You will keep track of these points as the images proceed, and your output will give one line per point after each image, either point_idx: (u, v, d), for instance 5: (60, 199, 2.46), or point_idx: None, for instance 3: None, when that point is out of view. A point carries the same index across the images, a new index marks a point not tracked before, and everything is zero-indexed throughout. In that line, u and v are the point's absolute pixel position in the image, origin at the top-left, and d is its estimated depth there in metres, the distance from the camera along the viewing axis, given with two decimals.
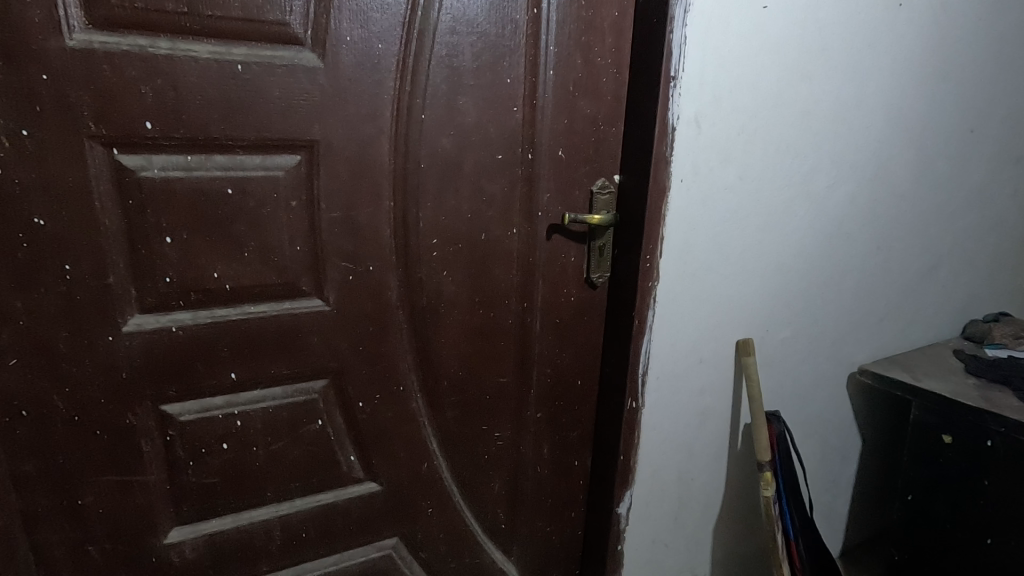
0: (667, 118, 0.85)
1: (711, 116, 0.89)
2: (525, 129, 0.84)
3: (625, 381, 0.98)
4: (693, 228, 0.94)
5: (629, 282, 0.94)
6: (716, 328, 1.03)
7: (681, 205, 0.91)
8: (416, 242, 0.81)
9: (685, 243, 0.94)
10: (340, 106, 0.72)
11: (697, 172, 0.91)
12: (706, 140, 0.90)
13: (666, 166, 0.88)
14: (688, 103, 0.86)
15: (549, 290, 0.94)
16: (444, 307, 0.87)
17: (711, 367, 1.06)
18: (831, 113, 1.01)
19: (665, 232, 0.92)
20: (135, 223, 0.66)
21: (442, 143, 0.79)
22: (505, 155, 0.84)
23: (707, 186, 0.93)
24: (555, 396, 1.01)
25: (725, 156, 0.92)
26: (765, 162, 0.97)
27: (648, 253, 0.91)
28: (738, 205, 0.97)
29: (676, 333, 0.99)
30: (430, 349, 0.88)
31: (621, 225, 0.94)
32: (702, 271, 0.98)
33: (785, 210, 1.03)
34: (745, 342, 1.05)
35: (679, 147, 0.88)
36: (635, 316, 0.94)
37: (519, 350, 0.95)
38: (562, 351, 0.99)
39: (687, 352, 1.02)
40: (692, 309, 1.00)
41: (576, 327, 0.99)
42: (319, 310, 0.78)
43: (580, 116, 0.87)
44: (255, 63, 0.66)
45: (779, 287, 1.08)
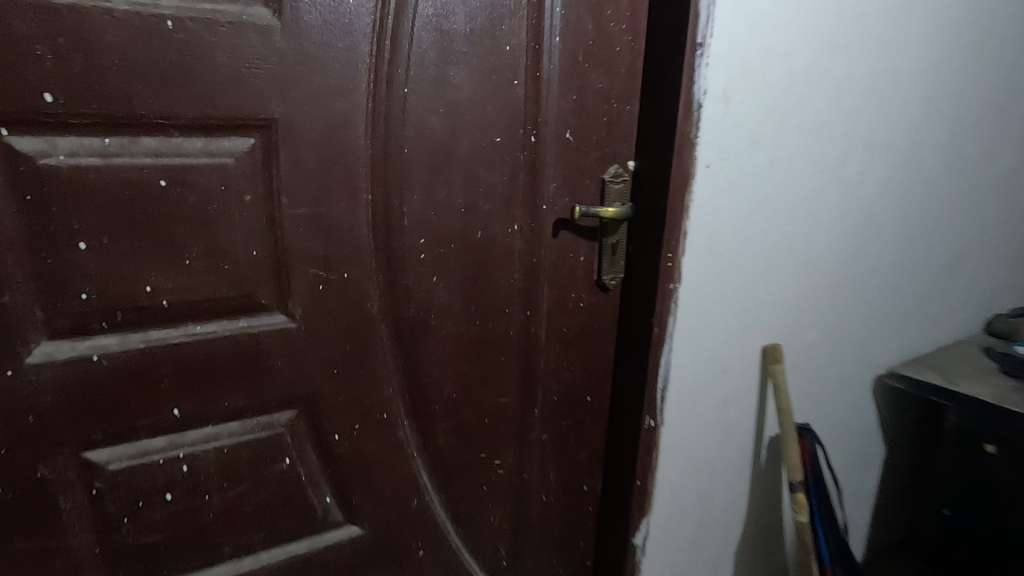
0: (692, 92, 0.73)
1: (742, 91, 0.77)
2: (527, 107, 0.71)
3: (643, 396, 0.86)
4: (719, 221, 0.82)
5: (646, 284, 0.82)
6: (742, 333, 0.92)
7: (707, 195, 0.79)
8: (401, 242, 0.68)
9: (710, 238, 0.82)
10: (303, 76, 0.58)
11: (724, 156, 0.79)
12: (735, 119, 0.78)
13: (691, 149, 0.75)
14: (716, 75, 0.74)
15: (555, 295, 0.81)
16: (435, 318, 0.73)
17: (736, 377, 0.94)
18: (866, 90, 0.90)
19: (689, 226, 0.79)
20: (37, 225, 0.51)
21: (430, 123, 0.66)
22: (504, 138, 0.71)
23: (734, 172, 0.81)
24: (562, 415, 0.89)
25: (755, 138, 0.81)
26: (797, 145, 0.85)
27: (670, 251, 0.79)
28: (768, 193, 0.85)
29: (699, 341, 0.88)
30: (419, 368, 0.74)
31: (636, 219, 0.82)
32: (729, 269, 0.86)
33: (817, 199, 0.91)
34: (774, 348, 0.94)
35: (705, 127, 0.75)
36: (655, 323, 0.82)
37: (522, 364, 0.83)
38: (570, 364, 0.86)
39: (711, 362, 0.90)
40: (717, 313, 0.88)
41: (585, 336, 0.86)
42: (283, 327, 0.64)
43: (591, 92, 0.74)
44: (191, 19, 0.52)
45: (807, 285, 0.97)
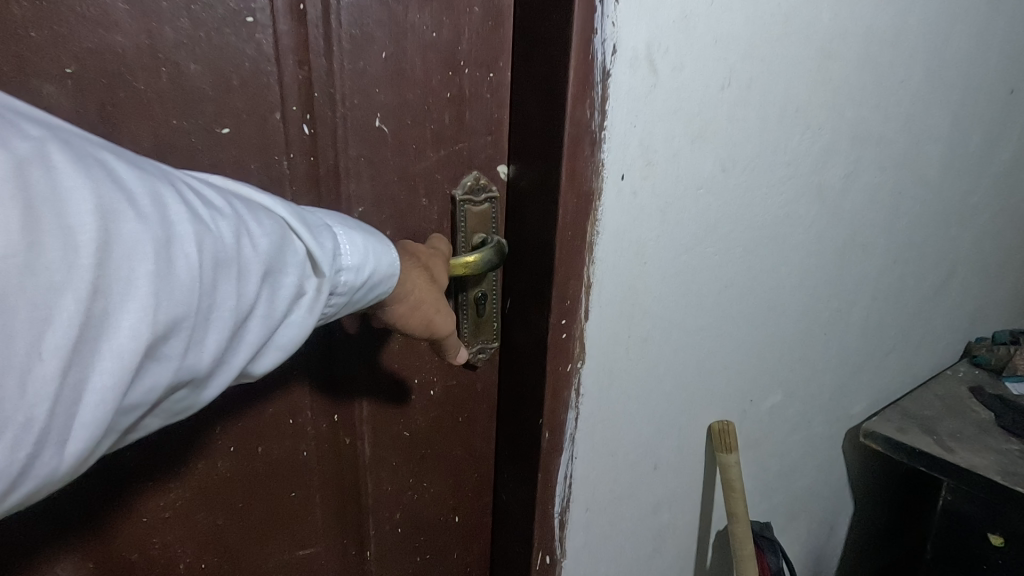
0: (592, 49, 0.41)
1: (679, 50, 0.46)
2: (285, 70, 0.38)
3: (533, 527, 0.56)
4: (645, 261, 0.52)
5: (529, 361, 0.52)
6: (678, 414, 0.63)
7: (623, 223, 0.49)
8: None
9: (630, 288, 0.52)
10: None
11: (650, 160, 0.48)
12: (668, 97, 0.47)
13: (594, 149, 0.44)
14: (633, 19, 0.42)
15: (383, 384, 0.50)
16: (134, 447, 0.41)
17: (671, 471, 0.66)
18: (858, 57, 0.61)
19: (595, 273, 0.49)
20: None
21: (48, 96, 0.33)
22: (239, 128, 0.38)
23: (668, 185, 0.50)
24: (415, 549, 0.58)
25: (700, 129, 0.50)
26: (761, 140, 0.56)
27: (564, 314, 0.48)
28: (717, 214, 0.55)
29: (615, 436, 0.58)
30: (116, 537, 0.43)
31: (512, 258, 0.51)
32: (660, 330, 0.56)
33: (786, 218, 0.63)
34: (723, 429, 0.66)
35: (616, 112, 0.44)
36: (544, 423, 0.52)
37: (332, 491, 0.51)
38: (422, 479, 0.55)
39: (635, 459, 0.61)
40: (643, 392, 0.58)
41: (444, 436, 0.55)
42: None
43: (415, 45, 0.41)
44: None
45: (769, 336, 0.69)
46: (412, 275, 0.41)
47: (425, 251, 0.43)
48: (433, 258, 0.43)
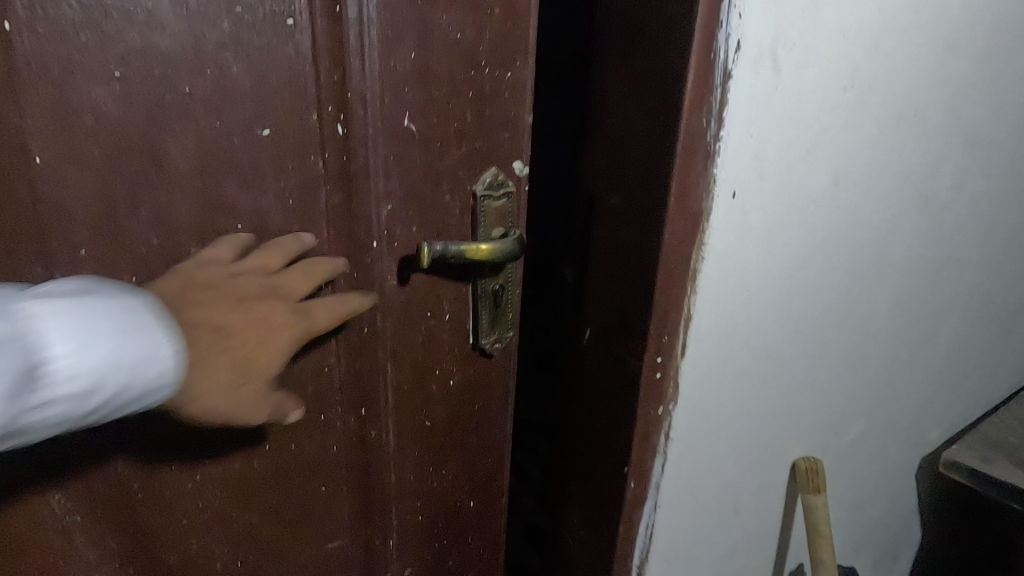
0: (714, 45, 0.39)
1: (803, 43, 0.43)
2: (320, 71, 0.40)
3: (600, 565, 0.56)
4: (745, 283, 0.49)
5: (614, 397, 0.51)
6: (763, 442, 0.60)
7: (727, 241, 0.46)
8: None
9: (728, 311, 0.50)
10: None
11: (761, 173, 0.45)
12: (786, 101, 0.44)
13: (706, 162, 0.42)
14: (762, 11, 0.39)
15: (410, 381, 0.50)
16: (176, 445, 0.43)
17: (748, 501, 0.63)
18: (979, 56, 0.56)
19: (700, 292, 0.46)
20: None
21: (95, 97, 0.34)
22: (277, 127, 0.40)
23: (776, 199, 0.47)
24: (437, 540, 0.57)
25: (814, 139, 0.47)
26: (871, 148, 0.52)
27: (660, 353, 0.47)
28: (823, 227, 0.52)
29: (699, 467, 0.56)
30: (154, 543, 0.45)
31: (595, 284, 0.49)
32: (757, 350, 0.53)
33: (892, 232, 0.59)
34: (812, 469, 0.63)
35: (734, 114, 0.42)
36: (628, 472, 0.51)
37: (358, 480, 0.51)
38: (444, 471, 0.54)
39: (721, 490, 0.59)
40: (729, 419, 0.56)
41: (470, 434, 0.55)
42: None
43: (440, 45, 0.42)
44: None
45: (860, 361, 0.65)
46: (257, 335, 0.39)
47: (262, 298, 0.39)
48: (254, 308, 0.39)
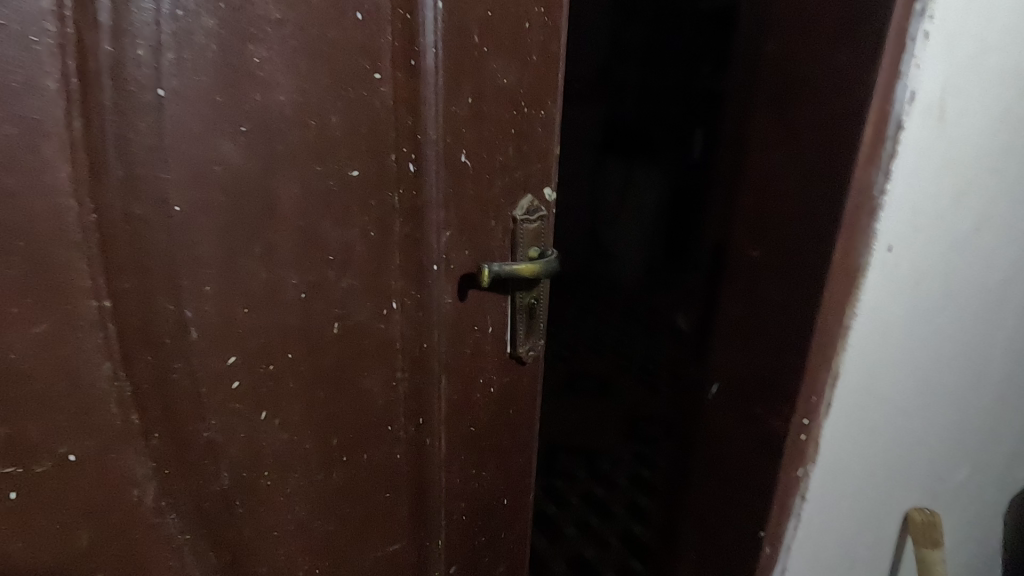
0: (892, 98, 0.44)
1: (965, 95, 0.47)
2: (399, 115, 0.43)
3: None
4: (886, 332, 0.54)
5: (756, 440, 0.56)
6: (902, 462, 0.66)
7: (880, 285, 0.51)
8: (196, 378, 0.38)
9: (871, 353, 0.54)
10: None
11: (915, 225, 0.50)
12: (947, 147, 0.48)
13: (874, 210, 0.46)
14: (934, 67, 0.44)
15: (457, 387, 0.55)
16: (273, 476, 0.44)
17: (874, 526, 0.68)
18: None
19: (852, 333, 0.51)
20: None
21: (223, 151, 0.35)
22: (365, 170, 0.42)
23: (918, 251, 0.52)
24: (473, 533, 0.64)
25: (963, 188, 0.52)
26: (1012, 191, 0.57)
27: (807, 417, 0.52)
28: (963, 280, 0.58)
29: (833, 502, 0.60)
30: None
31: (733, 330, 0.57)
32: (893, 396, 0.59)
33: (1011, 275, 0.64)
34: (929, 521, 0.70)
35: (904, 159, 0.46)
36: (766, 537, 0.57)
37: (414, 487, 0.56)
38: (481, 468, 0.61)
39: (845, 514, 0.63)
40: (885, 440, 0.62)
41: (499, 428, 0.61)
42: None
43: (491, 91, 0.46)
44: None
45: (987, 375, 0.70)
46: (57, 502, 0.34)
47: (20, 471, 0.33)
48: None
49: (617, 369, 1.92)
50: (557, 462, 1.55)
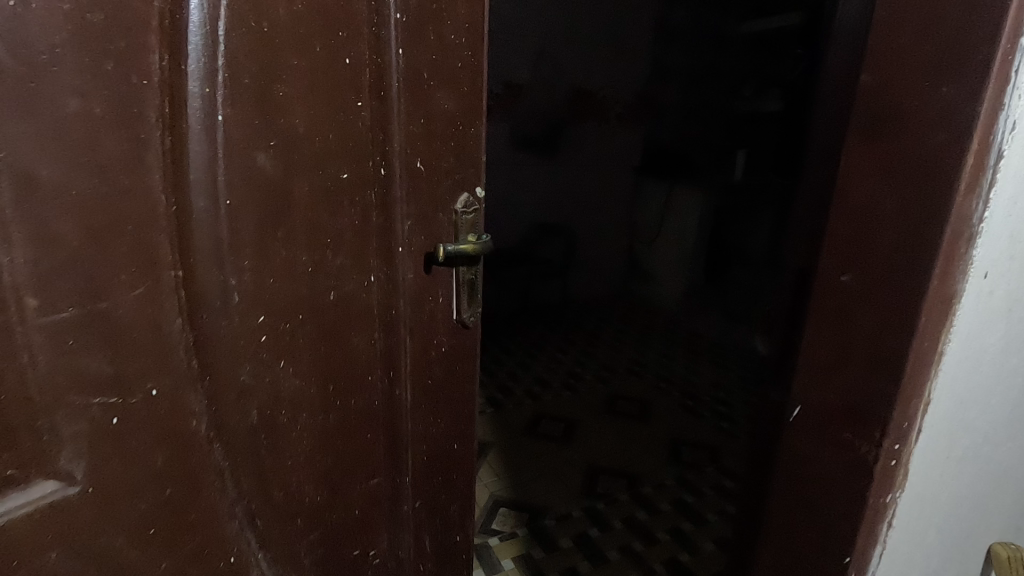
0: (994, 128, 0.45)
1: None
2: (373, 132, 0.57)
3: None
4: (981, 359, 0.56)
5: (843, 465, 0.57)
6: (988, 487, 0.67)
7: (973, 308, 0.52)
8: (237, 336, 0.49)
9: (967, 380, 0.56)
10: (29, 103, 0.35)
11: (1009, 253, 0.52)
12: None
13: (970, 236, 0.48)
14: None
15: (418, 346, 0.69)
16: (286, 413, 0.56)
17: (951, 553, 0.68)
18: None
19: (941, 367, 0.52)
20: None
21: (259, 161, 0.48)
22: (352, 174, 0.56)
23: (1015, 283, 0.55)
24: (434, 474, 0.78)
25: None
26: None
27: (897, 440, 0.53)
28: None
29: (922, 522, 0.61)
30: (270, 502, 0.57)
31: (810, 363, 0.58)
32: (979, 440, 0.62)
33: None
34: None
35: (997, 182, 0.47)
36: (852, 562, 0.57)
37: (387, 432, 0.69)
38: (438, 417, 0.75)
39: (930, 537, 0.63)
40: (969, 469, 0.63)
41: (451, 384, 0.76)
42: (59, 497, 0.41)
43: (436, 115, 0.61)
44: None
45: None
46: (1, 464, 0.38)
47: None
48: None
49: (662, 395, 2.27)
50: (600, 485, 1.71)
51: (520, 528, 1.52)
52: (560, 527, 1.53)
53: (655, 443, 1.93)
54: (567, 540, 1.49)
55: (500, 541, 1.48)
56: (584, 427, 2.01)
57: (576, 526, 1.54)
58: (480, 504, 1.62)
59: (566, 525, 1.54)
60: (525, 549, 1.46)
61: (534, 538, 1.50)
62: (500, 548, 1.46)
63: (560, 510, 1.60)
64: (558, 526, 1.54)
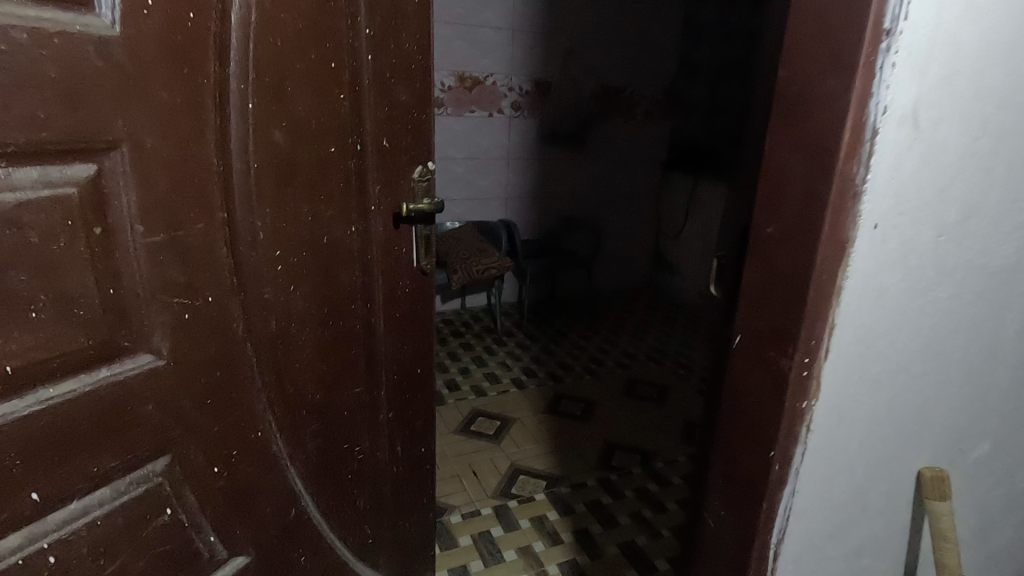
0: (866, 112, 0.51)
1: (939, 107, 0.55)
2: (351, 118, 0.77)
3: (737, 549, 0.70)
4: (876, 312, 0.62)
5: (768, 378, 0.63)
6: (903, 433, 0.74)
7: (874, 259, 0.58)
8: (262, 263, 0.69)
9: (866, 329, 0.62)
10: (142, 93, 0.53)
11: (897, 210, 0.57)
12: (922, 148, 0.56)
13: (855, 201, 0.54)
14: (906, 86, 0.52)
15: (387, 284, 0.90)
16: (295, 326, 0.75)
17: (885, 481, 0.76)
18: None
19: (835, 325, 0.59)
20: None
21: (275, 136, 0.67)
22: (338, 149, 0.76)
23: (903, 241, 0.60)
24: (402, 391, 0.99)
25: (948, 180, 0.60)
26: None
27: (807, 354, 0.60)
28: (954, 265, 0.65)
29: (828, 456, 0.68)
30: (286, 394, 0.76)
31: (749, 297, 0.63)
32: (891, 384, 0.68)
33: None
34: (937, 478, 0.78)
35: (880, 158, 0.54)
36: (776, 455, 0.64)
37: (366, 353, 0.89)
38: (404, 344, 0.97)
39: (838, 476, 0.70)
40: (872, 414, 0.69)
41: (413, 318, 0.97)
42: (153, 367, 0.59)
43: (395, 105, 0.83)
44: (10, 27, 0.44)
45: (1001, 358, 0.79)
46: (123, 341, 0.56)
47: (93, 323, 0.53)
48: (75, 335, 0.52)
49: (675, 380, 2.37)
50: (615, 459, 1.85)
51: (538, 493, 1.67)
52: (575, 494, 1.68)
53: (671, 424, 2.05)
54: (582, 505, 1.63)
55: (520, 503, 1.62)
56: (602, 406, 2.15)
57: (590, 493, 1.68)
58: (501, 472, 1.76)
59: (580, 493, 1.68)
60: (542, 512, 1.60)
61: (551, 501, 1.64)
62: (518, 510, 1.60)
63: (576, 480, 1.73)
64: (573, 493, 1.68)
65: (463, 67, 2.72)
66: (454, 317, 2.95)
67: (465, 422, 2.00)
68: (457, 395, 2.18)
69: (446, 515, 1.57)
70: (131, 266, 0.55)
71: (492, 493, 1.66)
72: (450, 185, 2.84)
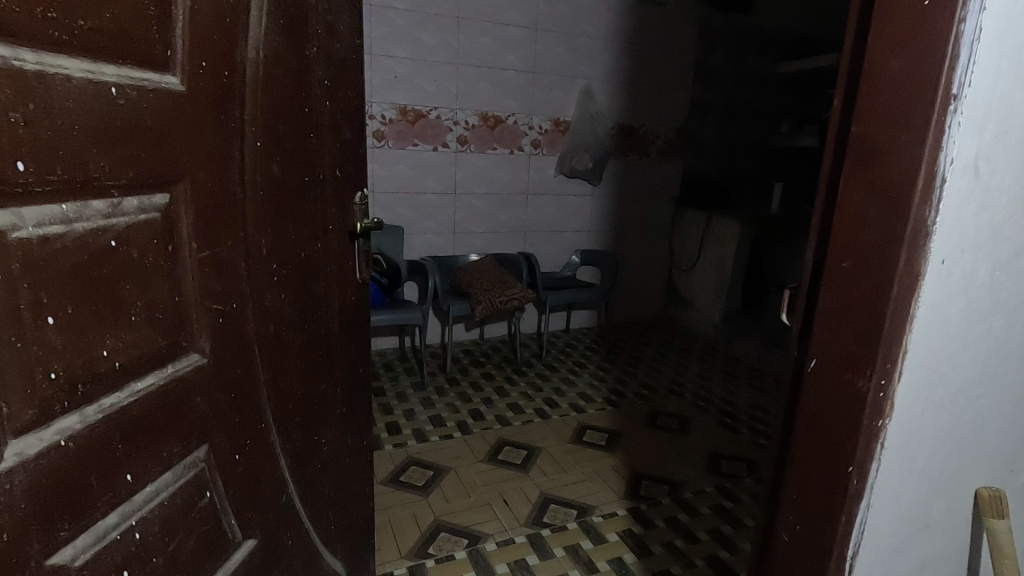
0: (936, 164, 0.58)
1: (994, 158, 0.62)
2: (317, 153, 0.93)
3: (797, 557, 0.75)
4: (949, 349, 0.70)
5: (844, 400, 0.67)
6: (954, 452, 0.79)
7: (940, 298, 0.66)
8: (264, 275, 0.81)
9: (944, 364, 0.71)
10: (199, 136, 0.65)
11: (963, 246, 0.64)
12: (982, 192, 0.63)
13: (926, 240, 0.60)
14: (965, 140, 0.58)
15: (340, 293, 1.05)
16: (285, 330, 0.88)
17: (944, 494, 0.82)
18: None
19: (909, 345, 0.64)
20: (18, 305, 0.47)
21: (273, 169, 0.81)
22: (308, 179, 0.91)
23: (960, 275, 0.66)
24: (350, 388, 1.13)
25: (1001, 222, 0.67)
26: None
27: (883, 375, 0.64)
28: (1003, 296, 0.72)
29: (904, 482, 0.74)
30: (279, 391, 0.88)
31: (823, 321, 0.68)
32: (963, 409, 0.77)
33: None
34: (994, 496, 0.85)
35: (954, 201, 0.60)
36: (854, 470, 0.68)
37: (329, 355, 1.03)
38: (351, 346, 1.11)
39: (915, 501, 0.77)
40: (939, 443, 0.76)
41: (356, 321, 1.12)
42: (200, 365, 0.68)
43: (342, 141, 1.00)
44: (129, 88, 0.55)
45: None
46: (181, 342, 0.66)
47: (165, 326, 0.63)
48: (152, 337, 0.61)
49: (697, 412, 2.67)
50: (644, 489, 2.06)
51: (570, 522, 1.85)
52: (605, 523, 1.87)
53: (694, 457, 2.29)
54: (614, 534, 1.82)
55: (552, 532, 1.80)
56: (628, 436, 2.42)
57: (620, 523, 1.87)
58: (533, 501, 1.95)
59: (611, 522, 1.87)
60: (576, 541, 1.77)
61: (584, 530, 1.82)
62: (552, 539, 1.78)
63: (604, 509, 1.93)
64: (603, 522, 1.87)
65: (485, 108, 3.13)
66: (476, 346, 3.32)
67: (494, 451, 2.23)
68: (483, 424, 2.44)
69: (482, 542, 1.74)
70: (191, 278, 0.66)
71: (525, 521, 1.84)
72: (472, 221, 3.23)
